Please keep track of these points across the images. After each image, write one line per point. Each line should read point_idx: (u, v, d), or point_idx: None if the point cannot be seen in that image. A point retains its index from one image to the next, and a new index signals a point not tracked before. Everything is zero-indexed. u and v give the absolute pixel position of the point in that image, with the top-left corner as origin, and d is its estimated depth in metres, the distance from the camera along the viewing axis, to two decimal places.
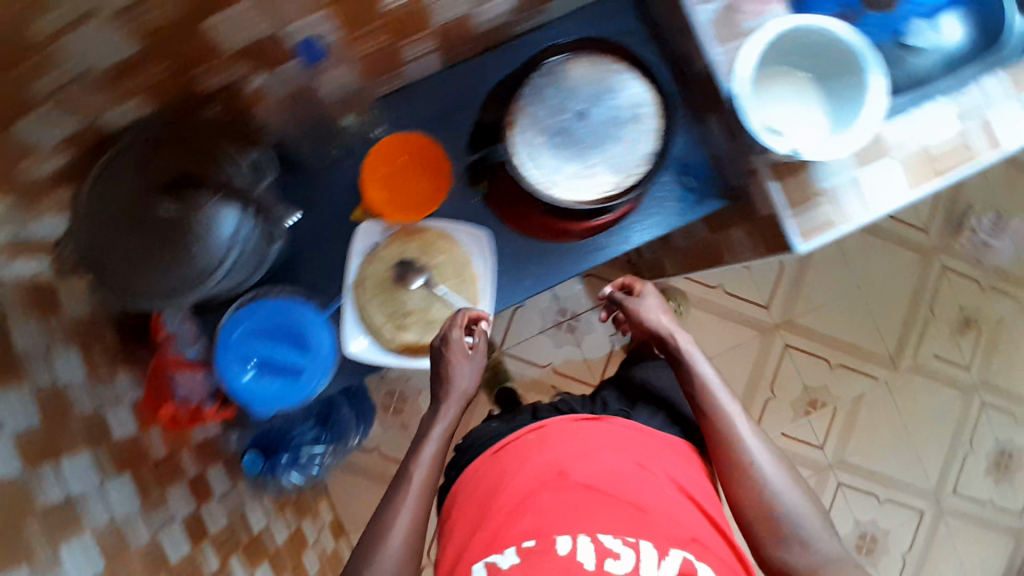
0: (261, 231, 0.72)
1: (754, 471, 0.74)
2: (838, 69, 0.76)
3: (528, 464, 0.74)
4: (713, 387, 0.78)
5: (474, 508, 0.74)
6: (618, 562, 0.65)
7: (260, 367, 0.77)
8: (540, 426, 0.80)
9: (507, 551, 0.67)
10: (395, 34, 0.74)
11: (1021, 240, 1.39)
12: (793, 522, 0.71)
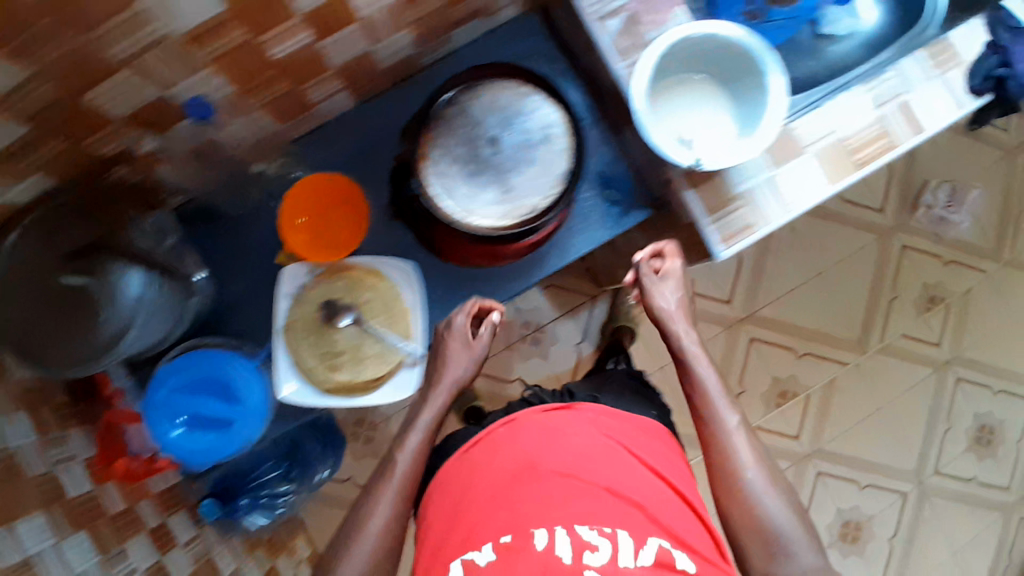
0: (171, 291, 0.72)
1: (743, 476, 0.69)
2: (739, 72, 0.75)
3: (497, 458, 0.70)
4: (705, 375, 0.75)
5: (443, 508, 0.69)
6: (597, 554, 0.59)
7: (190, 422, 0.78)
8: (511, 419, 0.74)
9: (483, 547, 0.61)
10: (295, 78, 0.74)
11: (980, 211, 1.36)
12: (779, 529, 0.66)
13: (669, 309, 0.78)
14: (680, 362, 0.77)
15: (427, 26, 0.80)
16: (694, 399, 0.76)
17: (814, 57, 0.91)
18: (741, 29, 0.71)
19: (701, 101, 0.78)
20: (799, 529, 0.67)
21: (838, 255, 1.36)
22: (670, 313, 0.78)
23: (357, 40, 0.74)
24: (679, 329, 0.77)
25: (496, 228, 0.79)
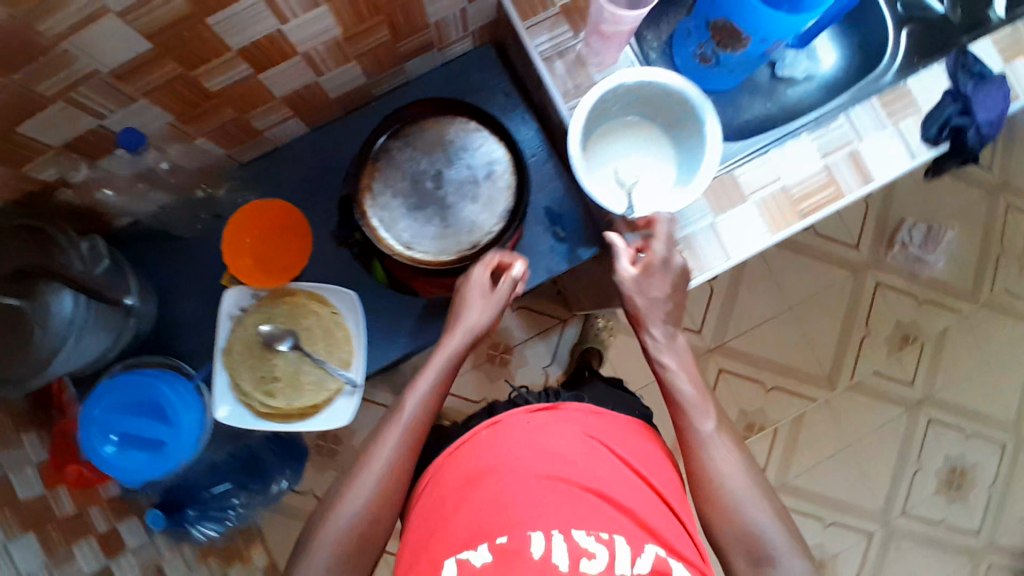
0: (104, 309, 0.74)
1: (722, 485, 0.67)
2: (679, 119, 0.76)
3: (476, 460, 0.67)
4: (685, 381, 0.71)
5: (427, 513, 0.66)
6: (594, 561, 0.57)
7: (125, 440, 0.78)
8: (494, 421, 0.72)
9: (479, 548, 0.59)
10: (239, 108, 0.75)
11: (957, 251, 1.34)
12: (763, 537, 0.64)
13: (654, 298, 0.71)
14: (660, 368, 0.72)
15: (375, 59, 0.80)
16: (674, 405, 0.72)
17: (771, 98, 0.91)
18: (683, 79, 0.71)
19: (641, 146, 0.78)
20: (786, 538, 0.64)
21: (812, 289, 1.34)
22: (654, 305, 0.72)
23: (303, 72, 0.75)
24: (651, 325, 0.72)
25: (432, 263, 0.80)
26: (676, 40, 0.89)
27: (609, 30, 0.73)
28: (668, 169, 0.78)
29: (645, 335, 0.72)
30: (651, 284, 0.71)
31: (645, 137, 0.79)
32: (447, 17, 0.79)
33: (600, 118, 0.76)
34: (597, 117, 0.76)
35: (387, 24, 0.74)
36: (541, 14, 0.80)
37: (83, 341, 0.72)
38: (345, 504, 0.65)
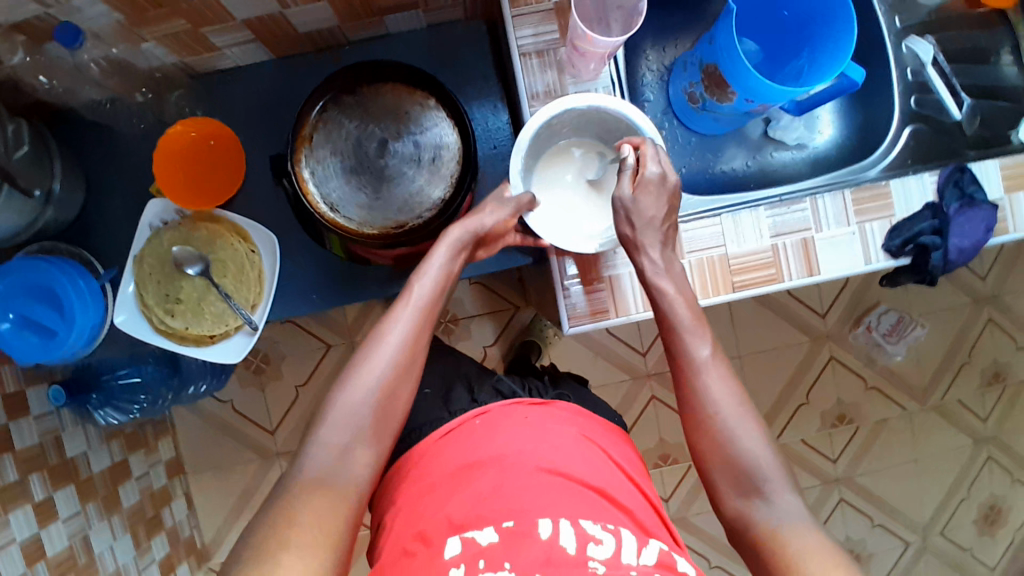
0: (15, 195, 0.72)
1: (716, 413, 0.64)
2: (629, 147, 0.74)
3: (469, 446, 0.67)
4: (681, 307, 0.68)
5: (417, 494, 0.65)
6: (600, 547, 0.56)
7: (20, 321, 0.78)
8: (484, 410, 0.72)
9: (485, 528, 0.58)
10: (193, 21, 0.71)
11: (920, 348, 1.31)
12: (756, 467, 0.61)
13: (651, 218, 0.68)
14: (658, 295, 0.68)
15: (350, 4, 0.76)
16: (668, 332, 0.68)
17: (754, 156, 0.86)
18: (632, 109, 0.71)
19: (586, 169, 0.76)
20: (779, 468, 0.62)
21: (769, 345, 1.29)
22: (650, 225, 0.68)
23: (264, 2, 0.71)
24: (648, 246, 0.69)
25: (345, 229, 0.78)
26: (675, 71, 0.85)
27: (583, 49, 0.72)
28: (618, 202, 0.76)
29: (644, 258, 0.69)
30: (652, 187, 0.68)
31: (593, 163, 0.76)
32: None
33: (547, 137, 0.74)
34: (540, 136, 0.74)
35: None
36: (527, 5, 0.76)
37: None
38: (354, 388, 0.62)
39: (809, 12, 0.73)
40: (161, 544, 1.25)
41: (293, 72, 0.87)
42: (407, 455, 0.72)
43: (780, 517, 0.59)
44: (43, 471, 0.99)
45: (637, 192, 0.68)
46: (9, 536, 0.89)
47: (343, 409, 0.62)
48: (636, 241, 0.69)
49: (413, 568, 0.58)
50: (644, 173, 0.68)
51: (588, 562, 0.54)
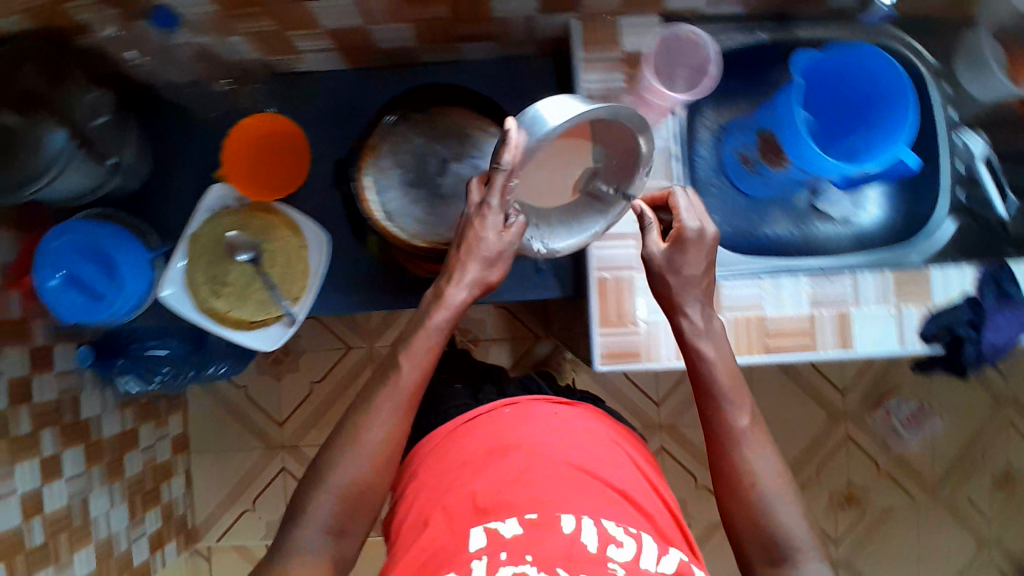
0: (89, 160, 0.76)
1: (754, 481, 0.64)
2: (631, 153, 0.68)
3: (498, 434, 0.72)
4: (719, 372, 0.68)
5: (446, 472, 0.70)
6: (621, 549, 0.60)
7: (69, 279, 0.81)
8: (516, 402, 0.77)
9: (508, 520, 0.62)
10: (282, 24, 0.75)
11: (937, 439, 1.30)
12: (790, 540, 0.63)
13: (691, 277, 0.69)
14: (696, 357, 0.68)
15: (431, 27, 0.79)
16: (704, 395, 0.68)
17: (798, 225, 0.87)
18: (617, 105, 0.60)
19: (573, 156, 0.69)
20: (811, 540, 0.63)
21: (786, 415, 1.28)
22: (687, 284, 0.69)
23: (350, 14, 0.74)
24: (688, 308, 0.69)
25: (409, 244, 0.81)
26: (731, 132, 0.85)
27: (654, 104, 0.78)
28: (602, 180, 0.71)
29: (683, 318, 0.69)
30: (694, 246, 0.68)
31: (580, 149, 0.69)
32: (513, 18, 0.78)
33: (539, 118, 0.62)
34: (531, 119, 0.62)
35: (446, 2, 0.73)
36: (600, 51, 0.79)
37: (64, 180, 0.75)
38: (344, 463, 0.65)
39: (872, 89, 0.74)
40: (154, 518, 1.27)
41: (365, 81, 0.90)
42: (435, 434, 0.77)
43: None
44: (54, 428, 1.02)
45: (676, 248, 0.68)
46: (10, 487, 0.93)
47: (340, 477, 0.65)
48: (678, 302, 0.70)
49: (436, 540, 0.64)
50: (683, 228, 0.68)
51: (608, 562, 0.58)
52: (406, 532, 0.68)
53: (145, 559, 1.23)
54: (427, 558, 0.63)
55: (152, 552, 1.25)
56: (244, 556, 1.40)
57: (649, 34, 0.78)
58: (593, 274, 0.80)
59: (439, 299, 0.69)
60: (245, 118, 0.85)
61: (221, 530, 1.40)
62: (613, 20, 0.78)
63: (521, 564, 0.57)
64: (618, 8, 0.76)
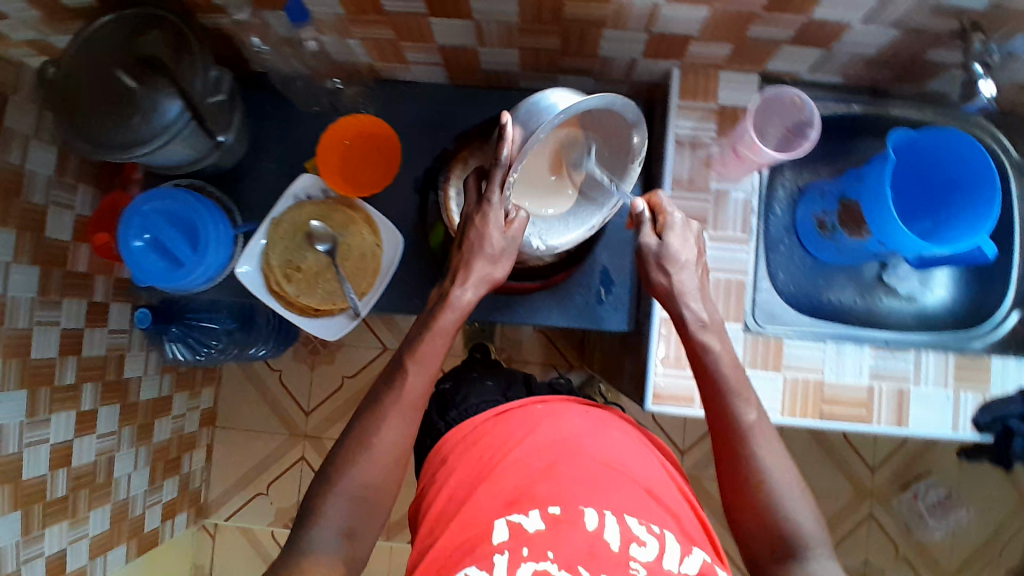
0: (197, 131, 0.79)
1: (761, 476, 0.66)
2: (621, 146, 0.73)
3: (532, 429, 0.74)
4: (726, 371, 0.70)
5: (477, 462, 0.72)
6: (643, 549, 0.62)
7: (152, 243, 0.84)
8: (547, 400, 0.80)
9: (531, 513, 0.64)
10: (399, 34, 0.78)
11: (961, 530, 1.28)
12: (801, 536, 0.63)
13: (685, 261, 0.72)
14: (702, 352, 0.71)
15: (537, 57, 0.82)
16: (713, 393, 0.70)
17: (864, 294, 0.88)
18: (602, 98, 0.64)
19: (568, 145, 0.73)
20: (819, 533, 0.64)
21: (813, 484, 1.27)
22: (686, 267, 0.72)
23: (465, 34, 0.78)
24: (688, 298, 0.71)
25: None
26: (808, 194, 0.86)
27: (745, 154, 0.76)
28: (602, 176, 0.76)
29: (688, 311, 0.71)
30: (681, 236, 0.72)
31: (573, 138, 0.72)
32: (617, 59, 0.81)
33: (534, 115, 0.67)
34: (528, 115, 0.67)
35: (559, 34, 0.76)
36: (696, 101, 0.81)
37: (171, 147, 0.78)
38: (367, 464, 0.67)
39: (956, 177, 0.75)
40: (171, 487, 1.28)
41: (460, 97, 0.94)
42: (467, 424, 0.79)
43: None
44: (97, 382, 1.04)
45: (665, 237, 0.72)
46: (44, 435, 0.94)
47: (361, 479, 0.66)
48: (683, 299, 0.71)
49: (461, 527, 0.66)
50: (669, 218, 0.72)
51: (629, 562, 0.61)
52: (436, 515, 0.71)
53: (156, 526, 1.24)
54: (453, 551, 0.65)
55: (163, 520, 1.26)
56: (250, 539, 1.40)
57: (745, 93, 0.81)
58: (657, 314, 0.82)
59: (449, 301, 0.73)
60: (339, 117, 0.89)
61: (232, 509, 1.41)
62: (714, 74, 0.81)
63: (544, 561, 0.60)
64: (721, 63, 0.79)
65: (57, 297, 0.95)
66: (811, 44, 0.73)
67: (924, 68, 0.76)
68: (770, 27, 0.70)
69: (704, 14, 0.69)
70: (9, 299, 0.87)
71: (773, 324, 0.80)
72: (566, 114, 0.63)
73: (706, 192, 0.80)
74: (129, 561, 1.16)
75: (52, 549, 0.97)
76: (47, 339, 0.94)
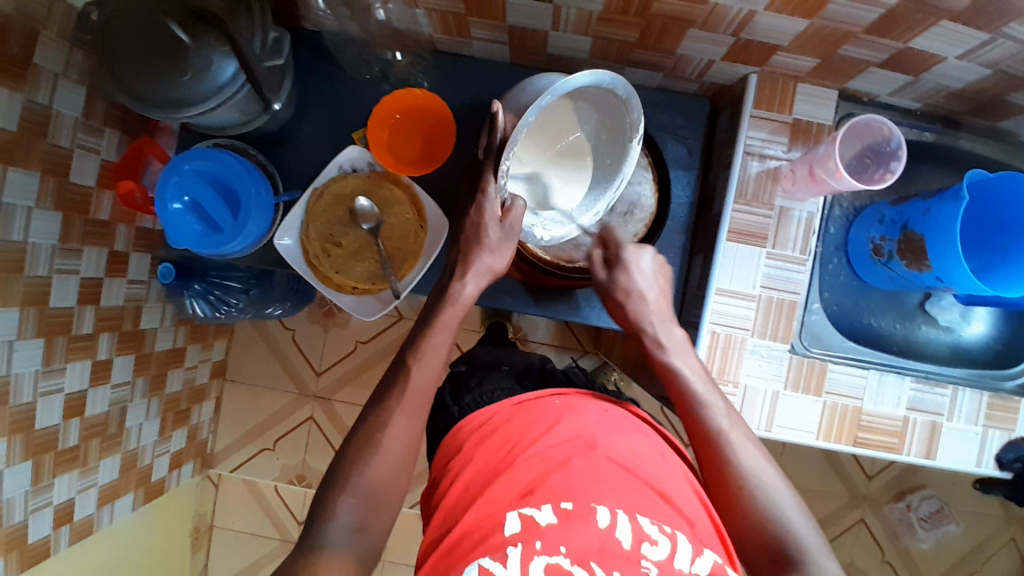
0: (248, 93, 0.76)
1: (744, 485, 0.63)
2: (620, 126, 0.74)
3: (546, 417, 0.64)
4: (696, 385, 0.70)
5: (493, 452, 0.62)
6: (656, 549, 0.53)
7: (190, 206, 0.81)
8: (567, 394, 0.69)
9: (543, 507, 0.55)
10: (469, 9, 0.75)
11: (946, 541, 1.33)
12: (794, 540, 0.60)
13: (641, 293, 0.75)
14: (667, 370, 0.71)
15: (608, 48, 0.79)
16: (689, 408, 0.69)
17: (903, 322, 0.87)
18: (590, 74, 0.65)
19: (570, 125, 0.75)
20: (819, 545, 0.60)
21: (811, 486, 1.31)
22: (647, 306, 0.75)
23: (540, 18, 0.74)
24: (649, 328, 0.74)
25: (541, 259, 0.87)
26: (864, 215, 0.85)
27: (820, 177, 0.73)
28: (603, 159, 0.77)
29: (649, 337, 0.74)
30: (638, 266, 0.76)
31: (572, 119, 0.75)
32: (692, 58, 0.78)
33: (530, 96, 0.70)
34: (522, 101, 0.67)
35: (640, 28, 0.73)
36: (769, 111, 0.79)
37: (220, 110, 0.75)
38: (372, 471, 0.65)
39: (1009, 220, 0.74)
40: (179, 438, 1.26)
41: (517, 79, 0.91)
42: (485, 410, 0.69)
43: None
44: (115, 332, 0.99)
45: (619, 270, 0.76)
46: (58, 384, 0.88)
47: (372, 481, 0.64)
48: (643, 326, 0.74)
49: (467, 520, 0.57)
50: (635, 261, 0.76)
51: (641, 561, 0.52)
52: (447, 509, 0.61)
53: (163, 475, 1.22)
54: (455, 541, 0.57)
55: (169, 470, 1.24)
56: (253, 491, 1.41)
57: (818, 108, 0.79)
58: (706, 327, 0.79)
59: (452, 295, 0.75)
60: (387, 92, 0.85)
61: (237, 461, 1.41)
62: (790, 85, 0.79)
63: (555, 555, 0.51)
64: (802, 75, 0.77)
65: (77, 245, 0.88)
66: (900, 69, 0.71)
67: (1004, 108, 0.74)
68: (864, 47, 0.67)
69: (800, 25, 0.66)
70: (29, 246, 0.80)
71: (817, 348, 0.81)
72: (549, 94, 0.65)
73: (769, 208, 0.79)
74: (134, 510, 1.14)
75: (60, 498, 0.93)
76: (67, 287, 0.87)
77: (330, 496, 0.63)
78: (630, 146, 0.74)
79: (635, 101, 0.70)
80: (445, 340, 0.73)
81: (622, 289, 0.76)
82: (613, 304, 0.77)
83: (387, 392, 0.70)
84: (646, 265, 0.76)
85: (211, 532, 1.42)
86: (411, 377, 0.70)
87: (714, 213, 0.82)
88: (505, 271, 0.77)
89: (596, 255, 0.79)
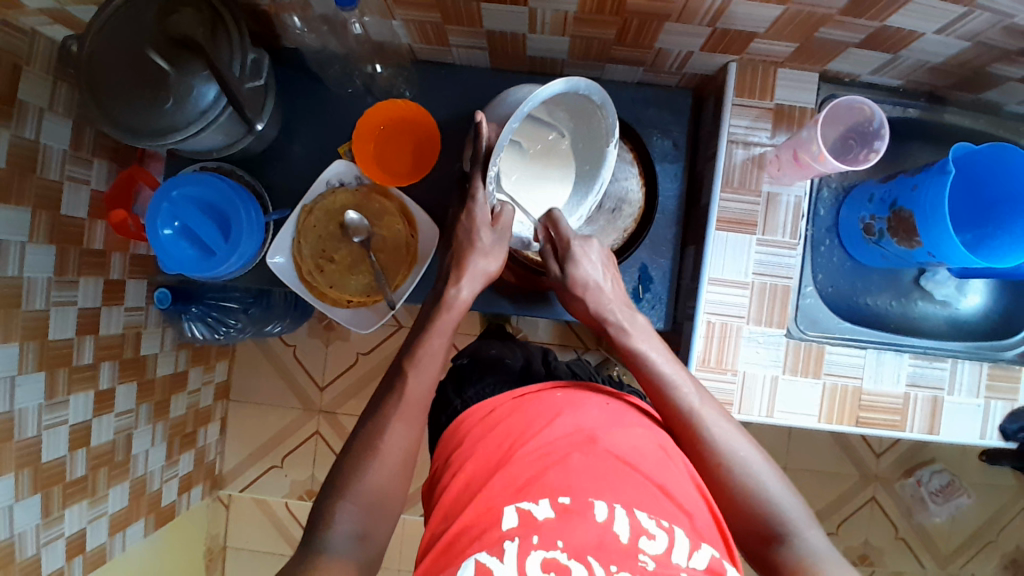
0: (232, 118, 0.76)
1: (722, 463, 0.64)
2: (595, 134, 0.74)
3: (545, 412, 0.64)
4: (663, 367, 0.70)
5: (494, 448, 0.62)
6: (653, 542, 0.53)
7: (182, 230, 0.81)
8: (568, 387, 0.69)
9: (541, 501, 0.55)
10: (446, 17, 0.75)
11: (959, 515, 1.33)
12: (778, 515, 0.61)
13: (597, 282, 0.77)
14: (632, 356, 0.72)
15: (587, 47, 0.79)
16: (660, 394, 0.69)
17: (900, 299, 0.87)
18: (562, 81, 0.64)
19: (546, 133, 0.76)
20: (804, 518, 0.61)
21: (819, 469, 1.31)
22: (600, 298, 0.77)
23: (518, 22, 0.74)
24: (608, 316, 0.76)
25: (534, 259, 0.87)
26: (852, 196, 0.85)
27: (805, 162, 0.74)
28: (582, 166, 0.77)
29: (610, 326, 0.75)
30: (588, 258, 0.77)
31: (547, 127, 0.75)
32: (673, 52, 0.78)
33: (509, 108, 0.70)
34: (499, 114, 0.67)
35: (617, 25, 0.73)
36: (752, 98, 0.79)
37: (204, 136, 0.75)
38: (376, 479, 0.65)
39: (996, 193, 0.75)
40: (187, 461, 1.26)
41: (500, 84, 0.91)
42: (486, 403, 0.69)
43: (812, 555, 0.58)
44: (116, 360, 0.99)
45: (570, 265, 0.77)
46: (62, 416, 0.88)
47: (377, 489, 0.65)
48: (604, 317, 0.76)
49: (467, 513, 0.57)
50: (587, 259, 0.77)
51: (638, 555, 0.52)
52: (448, 502, 0.61)
53: (173, 500, 1.22)
54: (454, 534, 0.57)
55: (179, 494, 1.24)
56: (264, 509, 1.42)
57: (802, 92, 0.79)
58: (702, 317, 0.79)
59: (448, 302, 0.75)
60: (370, 106, 0.86)
61: (247, 480, 1.42)
62: (772, 71, 0.79)
63: (553, 550, 0.51)
64: (781, 61, 0.77)
65: (74, 276, 0.88)
66: (878, 48, 0.71)
67: (985, 80, 0.75)
68: (841, 29, 0.68)
69: (776, 12, 0.66)
70: (25, 279, 0.80)
71: (814, 331, 0.81)
72: (528, 104, 0.64)
73: (757, 195, 0.79)
74: (147, 536, 1.14)
75: (72, 529, 0.93)
76: (66, 318, 0.88)
77: (336, 506, 0.63)
78: (608, 149, 0.74)
79: (610, 106, 0.70)
80: (442, 344, 0.73)
81: (579, 282, 0.77)
82: (569, 294, 0.78)
83: (387, 400, 0.70)
84: (596, 258, 0.78)
85: (225, 553, 1.42)
86: (411, 383, 0.71)
87: (703, 203, 0.82)
88: (500, 271, 0.77)
89: (546, 249, 0.80)
